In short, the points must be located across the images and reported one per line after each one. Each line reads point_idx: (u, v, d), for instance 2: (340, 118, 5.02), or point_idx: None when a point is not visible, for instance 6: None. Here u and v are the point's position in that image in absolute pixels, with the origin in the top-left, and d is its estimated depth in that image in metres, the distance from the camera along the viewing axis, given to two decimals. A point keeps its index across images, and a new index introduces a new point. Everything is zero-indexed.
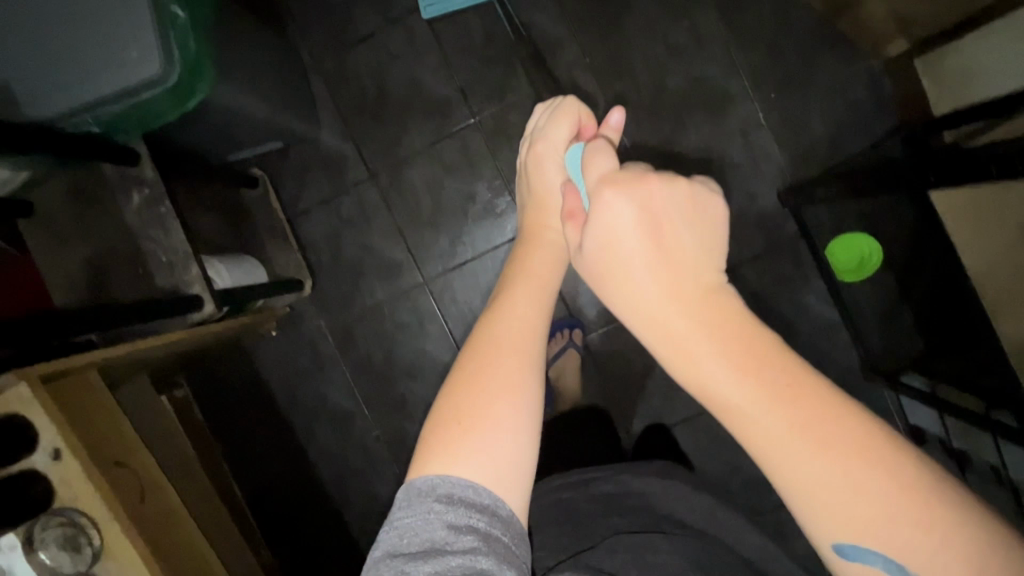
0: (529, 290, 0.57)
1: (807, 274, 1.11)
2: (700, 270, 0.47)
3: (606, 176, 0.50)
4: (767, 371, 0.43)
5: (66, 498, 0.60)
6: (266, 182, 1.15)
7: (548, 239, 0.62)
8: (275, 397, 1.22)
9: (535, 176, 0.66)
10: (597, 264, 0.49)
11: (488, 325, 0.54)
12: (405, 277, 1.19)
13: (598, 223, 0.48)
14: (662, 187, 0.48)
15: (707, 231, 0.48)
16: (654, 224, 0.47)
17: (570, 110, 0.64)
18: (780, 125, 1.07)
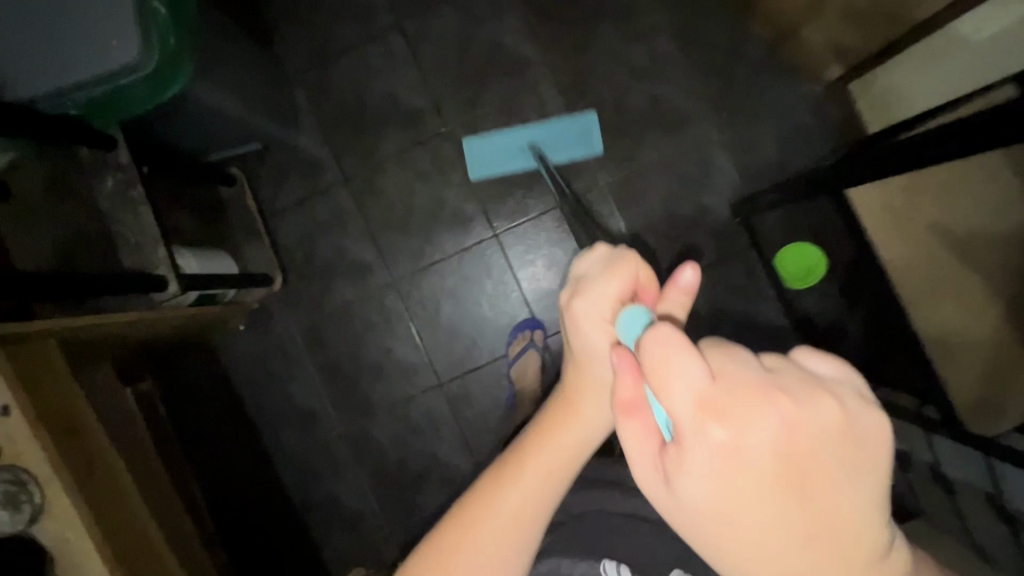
0: (543, 476, 0.55)
1: (759, 283, 1.15)
2: (852, 508, 0.33)
3: (704, 395, 0.33)
4: (862, 564, 0.35)
5: (10, 455, 0.62)
6: (244, 182, 1.20)
7: (584, 422, 0.56)
8: (240, 395, 1.23)
9: (575, 337, 0.55)
10: (701, 515, 0.35)
11: (492, 502, 0.54)
12: (375, 278, 1.22)
13: (696, 460, 0.34)
14: (797, 415, 0.32)
15: (859, 467, 0.33)
16: (794, 469, 0.32)
17: (624, 269, 0.53)
18: (732, 142, 1.15)
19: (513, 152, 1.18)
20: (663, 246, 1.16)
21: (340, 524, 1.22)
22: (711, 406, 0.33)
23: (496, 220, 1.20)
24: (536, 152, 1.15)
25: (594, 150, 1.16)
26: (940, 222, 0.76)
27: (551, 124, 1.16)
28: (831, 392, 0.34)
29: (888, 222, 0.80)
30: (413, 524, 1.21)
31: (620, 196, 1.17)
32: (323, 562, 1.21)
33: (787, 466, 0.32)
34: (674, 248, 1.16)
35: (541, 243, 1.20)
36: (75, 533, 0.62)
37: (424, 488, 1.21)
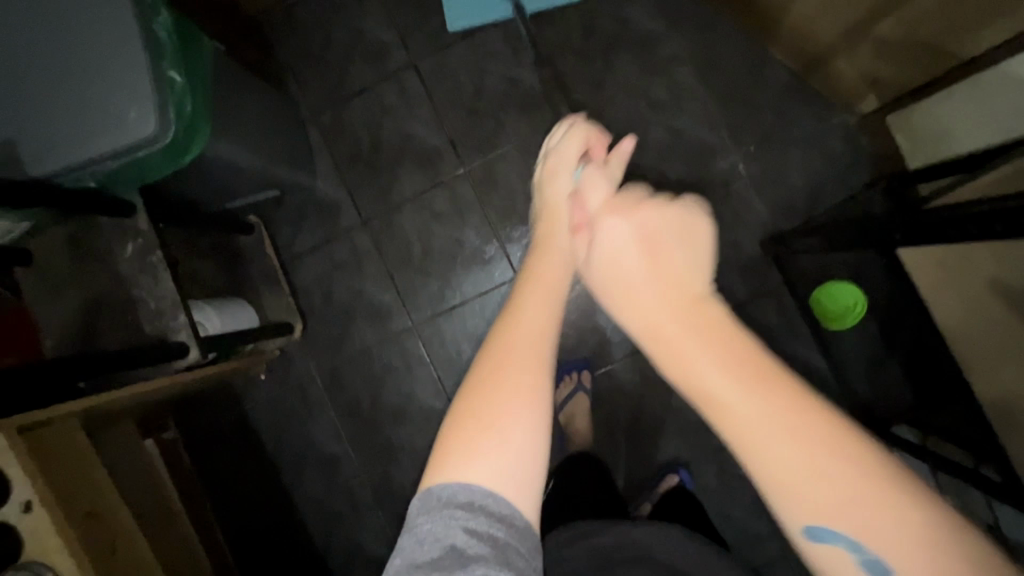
0: (546, 286, 0.52)
1: (793, 321, 1.11)
2: (693, 280, 0.48)
3: (608, 201, 0.55)
4: (726, 339, 0.43)
5: (34, 551, 0.60)
6: (262, 228, 1.19)
7: (559, 248, 0.56)
8: (261, 442, 1.22)
9: (548, 188, 0.62)
10: (602, 278, 0.51)
11: (504, 322, 0.50)
12: (394, 321, 1.20)
13: (599, 247, 0.52)
14: (659, 209, 0.52)
15: (695, 251, 0.51)
16: (650, 242, 0.51)
17: (583, 132, 0.63)
18: (760, 177, 1.11)
19: (493, 4, 1.16)
20: None
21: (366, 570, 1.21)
22: (611, 207, 0.54)
23: (517, 260, 1.17)
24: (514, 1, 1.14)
25: None
26: (1004, 283, 0.67)
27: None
28: (683, 203, 0.53)
29: (949, 282, 0.73)
30: None
31: None
32: None
33: (646, 240, 0.51)
34: None
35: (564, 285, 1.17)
36: None
37: None
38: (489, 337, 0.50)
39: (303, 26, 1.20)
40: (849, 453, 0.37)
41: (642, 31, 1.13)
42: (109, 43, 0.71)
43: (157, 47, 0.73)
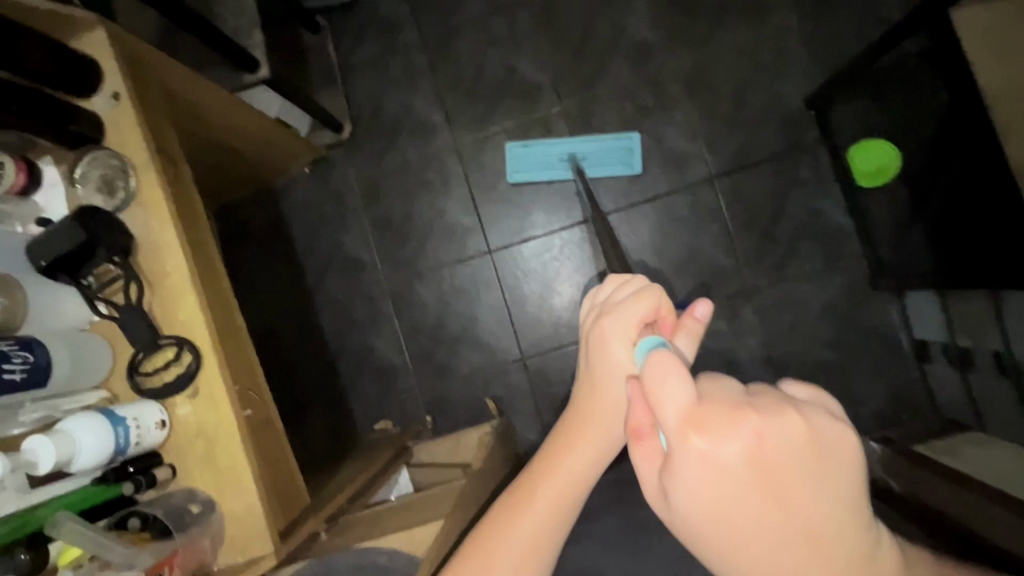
0: (556, 491, 0.61)
1: (825, 180, 1.14)
2: (816, 511, 0.43)
3: (692, 412, 0.43)
4: (822, 552, 0.45)
5: (113, 139, 0.65)
6: (327, 33, 1.24)
7: (596, 433, 0.62)
8: (292, 238, 1.26)
9: (597, 358, 0.59)
10: (698, 518, 0.44)
11: (511, 521, 0.60)
12: (436, 139, 1.24)
13: (688, 475, 0.43)
14: (768, 428, 0.42)
15: (819, 478, 0.43)
16: (763, 476, 0.42)
17: (651, 295, 0.56)
18: (810, 36, 1.14)
19: (555, 165, 1.20)
20: (728, 133, 1.16)
21: (372, 378, 1.23)
22: (695, 423, 0.42)
23: (564, 94, 1.21)
24: (575, 167, 1.17)
25: (634, 171, 1.17)
26: None
27: (593, 142, 1.18)
28: (804, 408, 0.44)
29: (996, 40, 0.74)
30: (443, 385, 1.22)
31: (692, 80, 1.17)
32: (351, 413, 1.23)
33: (756, 470, 0.42)
34: (740, 137, 1.15)
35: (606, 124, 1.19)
36: (160, 221, 0.65)
37: (462, 351, 1.22)
38: (491, 525, 0.60)
39: None
40: None
41: None
42: None
43: None
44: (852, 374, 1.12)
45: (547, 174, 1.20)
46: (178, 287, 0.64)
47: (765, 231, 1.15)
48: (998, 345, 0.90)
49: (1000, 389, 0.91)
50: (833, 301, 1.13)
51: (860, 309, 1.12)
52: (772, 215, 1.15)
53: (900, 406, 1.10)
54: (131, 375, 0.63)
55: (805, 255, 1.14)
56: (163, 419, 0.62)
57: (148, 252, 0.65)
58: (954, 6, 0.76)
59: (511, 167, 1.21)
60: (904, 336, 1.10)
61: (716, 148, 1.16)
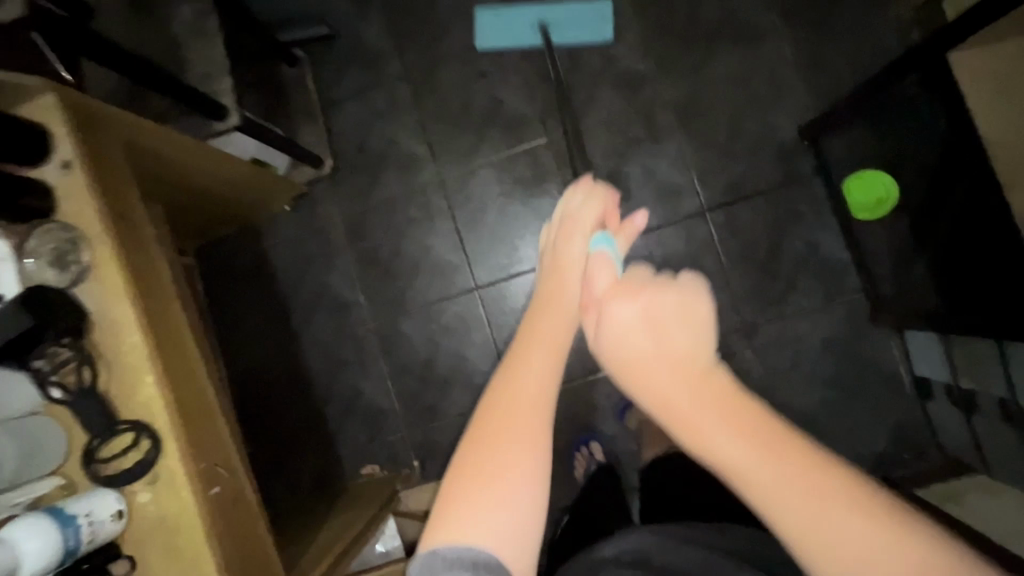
0: (545, 352, 0.50)
1: (823, 213, 1.10)
2: (700, 362, 0.46)
3: (613, 284, 0.51)
4: (725, 403, 0.44)
5: (65, 211, 0.62)
6: (307, 65, 1.20)
7: (570, 301, 0.53)
8: (275, 276, 1.22)
9: (560, 247, 0.57)
10: (615, 367, 0.49)
11: (496, 395, 0.48)
12: (422, 173, 1.20)
13: (602, 326, 0.49)
14: (661, 292, 0.49)
15: (703, 331, 0.48)
16: (655, 328, 0.47)
17: (602, 194, 0.59)
18: (808, 63, 1.09)
19: (522, 31, 1.15)
20: (722, 166, 1.12)
21: (360, 421, 1.20)
22: (615, 289, 0.50)
23: (553, 126, 1.17)
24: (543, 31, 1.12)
25: (605, 40, 1.13)
26: None
27: (565, 6, 1.12)
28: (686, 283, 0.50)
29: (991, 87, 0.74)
30: (433, 428, 1.19)
31: (685, 110, 1.13)
32: (339, 458, 1.19)
33: (648, 320, 0.48)
34: (735, 170, 1.12)
35: (598, 156, 1.14)
36: (115, 297, 0.61)
37: (452, 392, 1.19)
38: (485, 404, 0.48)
39: None
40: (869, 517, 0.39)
41: None
42: None
43: None
44: (855, 413, 1.08)
45: (515, 40, 1.15)
46: (136, 366, 0.61)
47: (763, 266, 1.11)
48: (1004, 392, 0.85)
49: (1009, 440, 0.87)
50: (833, 338, 1.09)
51: (861, 346, 1.09)
52: (769, 250, 1.11)
53: (904, 446, 1.07)
54: (88, 463, 0.59)
55: (804, 290, 1.10)
56: (120, 510, 0.58)
57: (104, 330, 0.61)
58: (950, 49, 0.75)
59: (477, 31, 1.15)
60: (906, 373, 1.07)
61: (710, 181, 1.12)
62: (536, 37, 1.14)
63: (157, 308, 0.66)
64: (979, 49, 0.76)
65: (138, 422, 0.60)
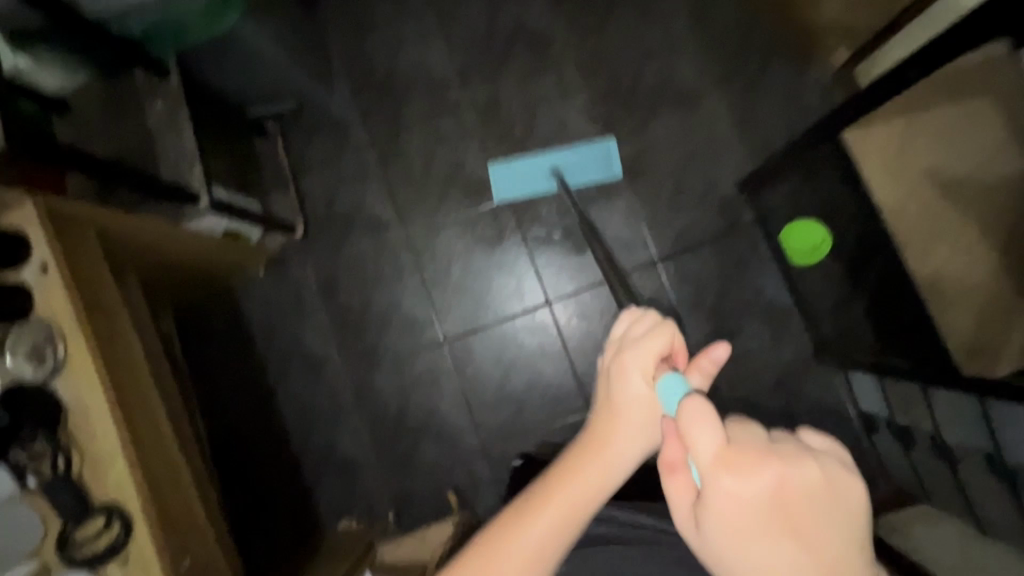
0: (564, 509, 0.58)
1: (764, 259, 1.18)
2: (834, 551, 0.47)
3: (722, 451, 0.47)
4: None
5: (43, 308, 0.67)
6: (278, 137, 1.27)
7: (609, 458, 0.60)
8: (251, 336, 1.27)
9: (617, 385, 0.61)
10: (725, 553, 0.48)
11: (519, 528, 0.57)
12: (390, 234, 1.27)
13: (715, 509, 0.47)
14: (791, 470, 0.47)
15: (845, 521, 0.47)
16: (787, 517, 0.46)
17: (664, 332, 0.59)
18: (741, 123, 1.18)
19: (536, 181, 1.23)
20: (669, 218, 1.20)
21: (337, 474, 1.23)
22: (726, 459, 0.47)
23: (510, 186, 1.25)
24: (557, 177, 1.21)
25: (614, 175, 1.21)
26: (933, 166, 0.76)
27: (570, 150, 1.21)
28: (823, 458, 0.48)
29: (887, 164, 0.76)
30: (407, 478, 1.22)
31: (631, 168, 1.21)
32: (316, 512, 1.22)
33: (778, 508, 0.46)
34: (681, 222, 1.19)
35: (552, 213, 1.23)
36: (89, 387, 0.66)
37: (425, 442, 1.23)
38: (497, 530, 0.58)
39: None
40: None
41: None
42: None
43: None
44: None
45: (529, 188, 1.23)
46: (108, 451, 0.65)
47: (713, 311, 1.18)
48: (931, 429, 0.91)
49: (940, 472, 0.93)
50: (782, 377, 1.15)
51: (808, 383, 1.15)
52: (716, 296, 1.18)
53: None
54: (62, 545, 0.63)
55: (752, 332, 1.17)
56: None
57: (78, 418, 0.66)
58: (844, 130, 0.75)
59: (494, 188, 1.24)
60: (852, 407, 1.14)
61: (659, 233, 1.20)
62: (549, 183, 1.23)
63: (122, 391, 0.71)
64: (871, 126, 0.76)
65: (111, 505, 0.64)
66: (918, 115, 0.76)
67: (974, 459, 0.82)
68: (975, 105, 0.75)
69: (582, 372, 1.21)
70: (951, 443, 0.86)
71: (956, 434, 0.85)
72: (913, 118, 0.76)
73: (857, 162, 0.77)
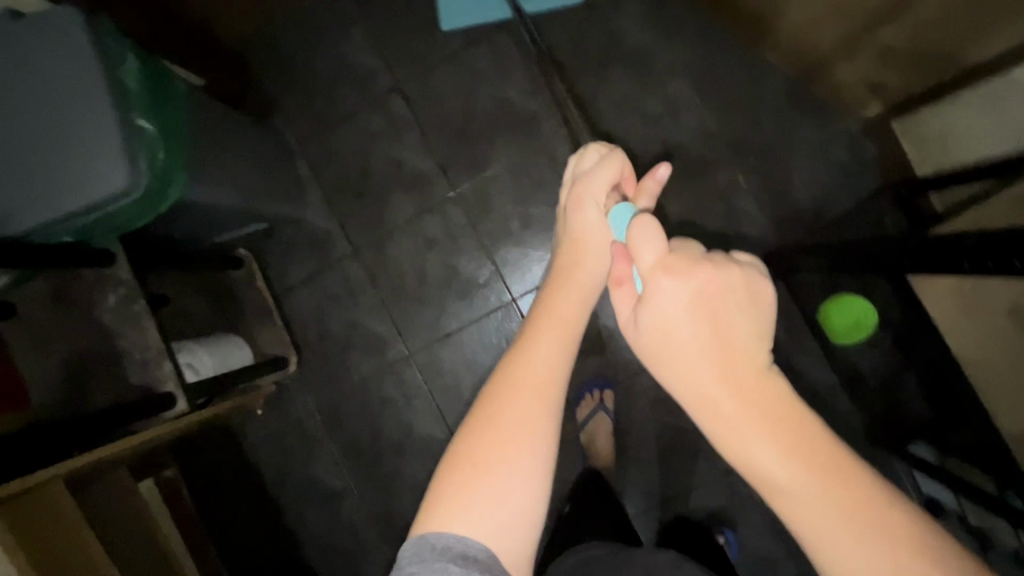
0: (554, 327, 0.53)
1: (802, 338, 1.07)
2: (747, 348, 0.44)
3: (662, 257, 0.46)
4: (750, 386, 0.43)
5: None
6: (253, 262, 1.15)
7: (580, 279, 0.57)
8: (262, 473, 1.20)
9: (574, 217, 0.60)
10: (650, 350, 0.46)
11: (515, 358, 0.51)
12: (391, 351, 1.16)
13: (648, 309, 0.46)
14: (715, 271, 0.44)
15: (759, 321, 0.45)
16: (709, 311, 0.44)
17: (615, 162, 0.59)
18: (764, 190, 1.05)
19: (486, 2, 1.11)
20: None
21: None
22: (665, 266, 0.46)
23: (513, 283, 1.13)
24: (510, 3, 1.08)
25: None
26: (1017, 307, 0.64)
27: None
28: (747, 268, 0.46)
29: (963, 310, 0.69)
30: None
31: None
32: None
33: (701, 300, 0.44)
34: None
35: None
36: None
37: None
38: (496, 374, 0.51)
39: (286, 50, 1.15)
40: (866, 502, 0.39)
41: (632, 42, 1.08)
42: (56, 89, 0.69)
43: (125, 98, 0.71)
44: None
45: (481, 16, 1.11)
46: None
47: None
48: (1014, 544, 0.83)
49: None
50: None
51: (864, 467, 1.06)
52: None
53: None
54: None
55: None
56: None
57: None
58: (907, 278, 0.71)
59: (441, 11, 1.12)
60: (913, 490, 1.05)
61: None
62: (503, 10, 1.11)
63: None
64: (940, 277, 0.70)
65: None
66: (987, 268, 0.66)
67: None
68: None
69: (616, 477, 1.12)
70: None
71: None
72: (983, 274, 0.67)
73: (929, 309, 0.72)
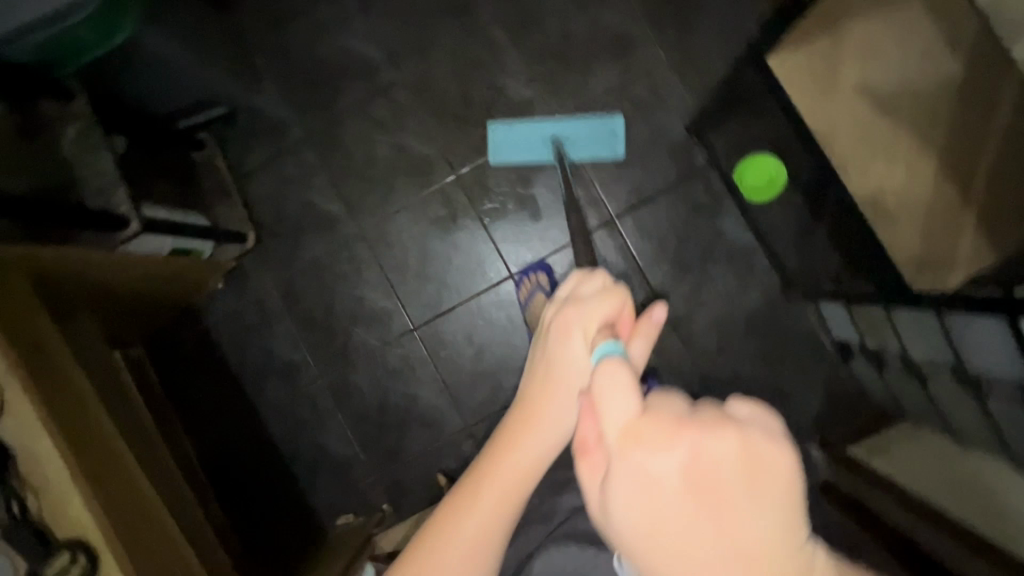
0: (500, 494, 0.58)
1: (721, 201, 1.15)
2: (763, 527, 0.39)
3: (630, 425, 0.42)
4: None
5: None
6: (214, 147, 1.23)
7: (546, 424, 0.58)
8: (223, 350, 1.26)
9: (557, 345, 0.57)
10: (634, 549, 0.42)
11: (458, 515, 0.59)
12: (343, 229, 1.24)
13: (619, 482, 0.41)
14: (705, 439, 0.39)
15: (776, 498, 0.39)
16: (704, 497, 0.38)
17: (613, 302, 0.57)
18: (681, 64, 1.14)
19: (534, 142, 1.16)
20: (621, 172, 1.16)
21: (329, 474, 1.24)
22: (634, 432, 0.42)
23: (456, 161, 1.21)
24: (558, 147, 1.14)
25: (617, 154, 1.15)
26: (863, 81, 0.74)
27: (574, 117, 1.15)
28: (751, 429, 0.40)
29: (818, 80, 0.75)
30: (396, 467, 1.23)
31: None
32: (314, 512, 1.24)
33: (692, 482, 0.39)
34: (633, 174, 1.16)
35: (503, 185, 1.20)
36: (34, 430, 0.66)
37: (408, 431, 1.23)
38: (441, 515, 0.60)
39: None
40: None
41: None
42: None
43: None
44: (786, 382, 1.14)
45: (528, 151, 1.17)
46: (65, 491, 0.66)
47: (675, 260, 1.16)
48: (899, 348, 0.90)
49: (911, 389, 0.93)
50: (752, 318, 1.14)
51: (781, 320, 1.14)
52: (676, 246, 1.16)
53: (836, 405, 1.13)
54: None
55: (716, 276, 1.15)
56: None
57: (27, 460, 0.66)
58: (769, 52, 0.76)
59: (490, 147, 1.17)
60: (827, 337, 1.13)
61: (614, 188, 1.16)
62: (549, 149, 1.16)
63: (68, 412, 0.73)
64: (797, 49, 0.75)
65: (71, 538, 0.64)
66: (846, 32, 0.73)
67: (944, 374, 0.80)
68: (905, 9, 0.72)
69: None
70: (917, 359, 0.86)
71: (919, 350, 0.84)
72: (842, 36, 0.74)
73: (785, 87, 0.76)
